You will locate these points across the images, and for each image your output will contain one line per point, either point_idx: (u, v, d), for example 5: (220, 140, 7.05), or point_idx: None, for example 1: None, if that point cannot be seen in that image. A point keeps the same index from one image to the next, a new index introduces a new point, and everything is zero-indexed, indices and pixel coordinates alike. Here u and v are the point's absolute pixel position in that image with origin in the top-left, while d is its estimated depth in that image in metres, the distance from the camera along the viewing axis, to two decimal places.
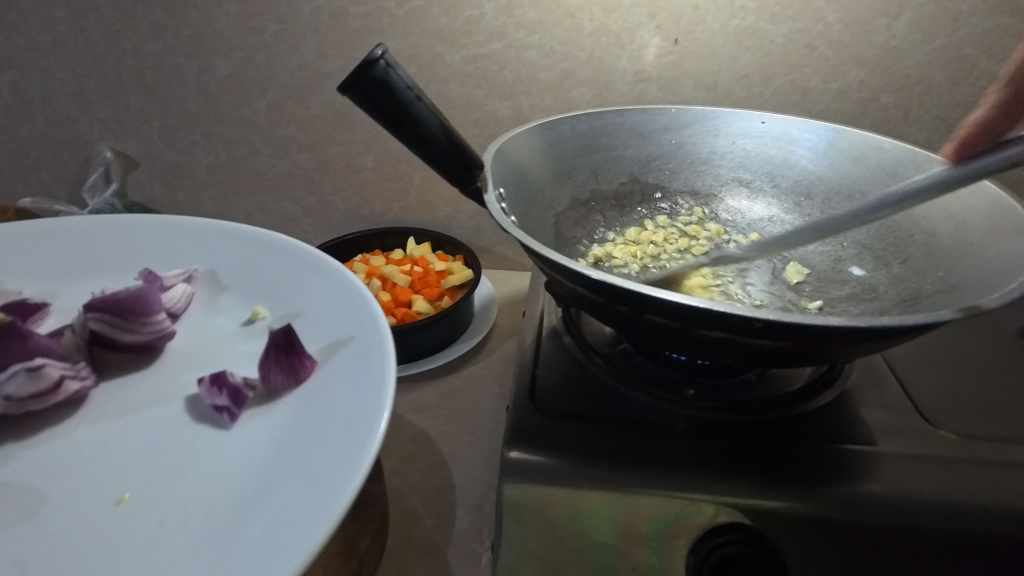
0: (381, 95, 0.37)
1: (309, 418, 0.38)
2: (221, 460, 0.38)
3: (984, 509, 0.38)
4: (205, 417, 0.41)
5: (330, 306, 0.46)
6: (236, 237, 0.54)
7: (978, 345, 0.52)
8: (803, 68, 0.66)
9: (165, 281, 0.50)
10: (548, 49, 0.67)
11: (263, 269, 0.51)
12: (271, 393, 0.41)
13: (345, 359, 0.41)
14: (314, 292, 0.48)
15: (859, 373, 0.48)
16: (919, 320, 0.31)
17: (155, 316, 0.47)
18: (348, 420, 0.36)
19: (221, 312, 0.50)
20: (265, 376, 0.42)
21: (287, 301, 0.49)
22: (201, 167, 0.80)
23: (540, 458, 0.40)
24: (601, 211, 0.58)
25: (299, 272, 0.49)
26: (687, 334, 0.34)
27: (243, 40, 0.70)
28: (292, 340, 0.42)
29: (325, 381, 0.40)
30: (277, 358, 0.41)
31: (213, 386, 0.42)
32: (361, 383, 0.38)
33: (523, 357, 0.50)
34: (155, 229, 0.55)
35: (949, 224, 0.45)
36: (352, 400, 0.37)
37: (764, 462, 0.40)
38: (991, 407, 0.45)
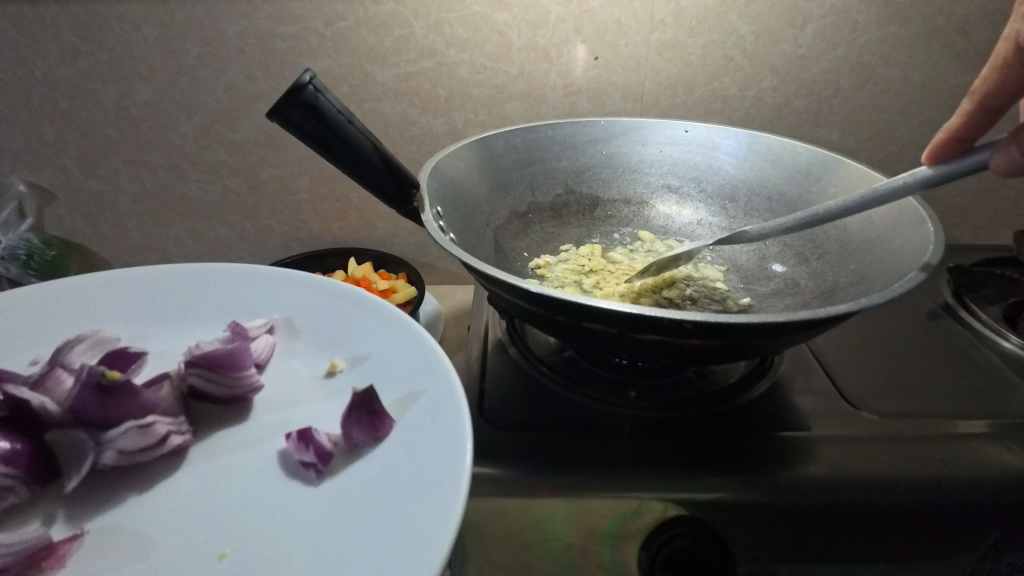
0: (311, 121, 0.37)
1: (388, 475, 0.34)
2: (305, 515, 0.33)
3: (913, 481, 0.40)
4: (290, 473, 0.36)
5: (406, 359, 0.41)
6: (318, 283, 0.48)
7: (895, 332, 0.56)
8: (721, 77, 0.70)
9: (250, 331, 0.45)
10: (478, 65, 0.69)
11: (345, 317, 0.46)
12: (354, 453, 0.36)
13: (423, 416, 0.37)
14: (385, 344, 0.43)
15: (788, 365, 0.51)
16: (833, 312, 0.33)
17: (245, 371, 0.41)
18: (425, 497, 0.32)
19: (299, 359, 0.44)
20: (348, 433, 0.37)
21: (368, 348, 0.43)
22: (125, 196, 0.76)
23: (489, 469, 0.40)
24: (539, 223, 0.59)
25: (372, 323, 0.45)
26: (625, 339, 0.36)
27: (166, 64, 0.68)
28: (375, 400, 0.38)
29: (404, 442, 0.36)
30: (361, 416, 0.37)
31: (299, 442, 0.37)
32: (438, 441, 0.35)
33: (471, 371, 0.50)
34: (240, 275, 0.49)
35: (858, 219, 0.48)
36: (433, 459, 0.34)
37: (717, 455, 0.42)
38: (905, 387, 0.49)
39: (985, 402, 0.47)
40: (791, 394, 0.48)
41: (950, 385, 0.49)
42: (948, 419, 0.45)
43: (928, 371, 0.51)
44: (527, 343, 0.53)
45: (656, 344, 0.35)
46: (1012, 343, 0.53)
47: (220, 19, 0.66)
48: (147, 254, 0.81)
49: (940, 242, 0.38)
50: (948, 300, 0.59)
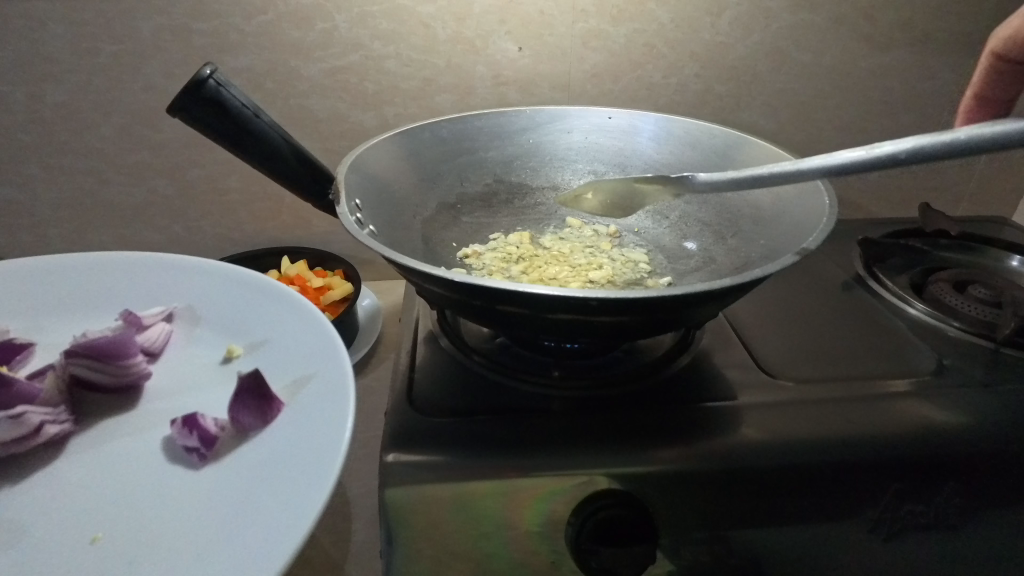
0: (216, 116, 0.36)
1: (271, 451, 0.35)
2: (189, 493, 0.34)
3: (828, 441, 0.43)
4: (174, 458, 0.37)
5: (301, 343, 0.42)
6: (222, 274, 0.48)
7: (810, 303, 0.59)
8: (644, 64, 0.72)
9: (145, 320, 0.45)
10: (405, 58, 0.68)
11: (247, 307, 0.46)
12: (241, 435, 0.37)
13: (309, 397, 0.38)
14: (284, 330, 0.44)
15: (710, 340, 0.53)
16: (728, 283, 0.35)
17: (132, 359, 0.41)
18: (299, 472, 0.33)
19: (198, 347, 0.45)
20: (234, 416, 0.37)
21: (267, 334, 0.44)
22: (43, 203, 0.73)
23: (420, 457, 0.41)
24: (469, 213, 0.59)
25: (270, 309, 0.46)
26: (538, 319, 0.37)
27: (78, 63, 0.65)
28: (263, 383, 0.39)
29: (290, 419, 0.37)
30: (246, 400, 0.38)
31: (184, 427, 0.37)
32: (319, 424, 0.35)
33: (401, 362, 0.50)
34: (143, 265, 0.49)
35: (769, 196, 0.50)
36: (313, 437, 0.35)
37: (639, 427, 0.43)
38: (816, 353, 0.52)
39: (891, 364, 0.50)
40: (716, 368, 0.50)
41: (860, 350, 0.52)
42: (856, 381, 0.48)
43: (840, 338, 0.54)
44: (458, 334, 0.53)
45: (569, 323, 0.36)
46: (919, 309, 0.57)
47: (134, 15, 0.64)
48: None
49: (836, 216, 0.41)
50: (860, 271, 0.63)
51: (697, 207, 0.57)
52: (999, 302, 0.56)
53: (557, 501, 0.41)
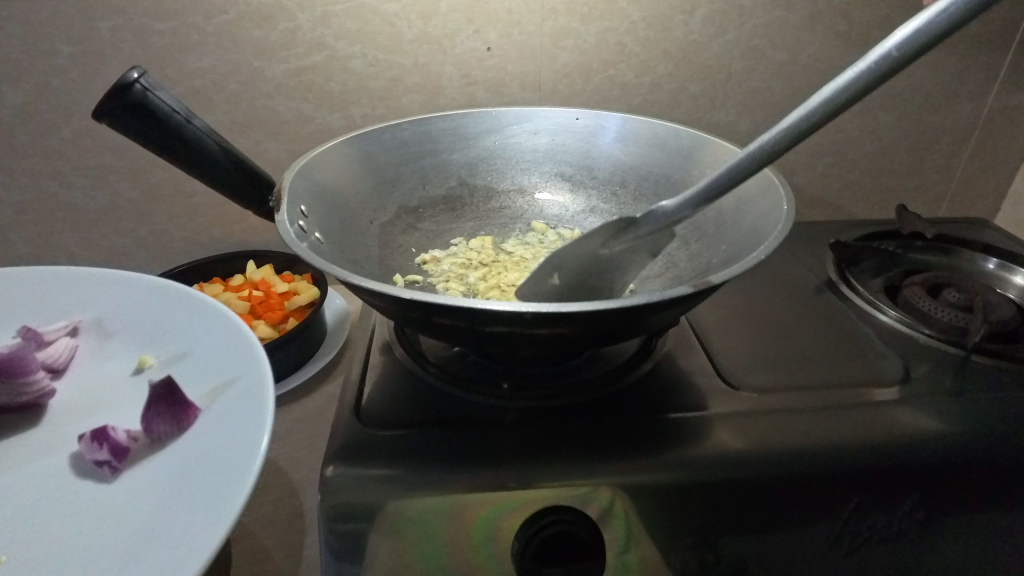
0: (144, 121, 0.35)
1: (186, 462, 0.34)
2: (100, 511, 0.33)
3: (794, 451, 0.42)
4: (82, 473, 0.35)
5: (221, 347, 0.41)
6: (136, 283, 0.47)
7: (779, 307, 0.57)
8: (616, 64, 0.70)
9: (45, 336, 0.44)
10: (371, 58, 0.67)
11: (166, 313, 0.45)
12: (155, 445, 0.36)
13: (227, 402, 0.37)
14: (204, 335, 0.43)
15: (673, 347, 0.52)
16: (666, 298, 0.35)
17: (32, 375, 0.40)
18: (216, 476, 0.33)
19: (108, 358, 0.44)
20: (148, 426, 0.36)
21: (187, 339, 0.43)
22: (4, 206, 0.72)
23: (363, 471, 0.40)
24: (431, 216, 0.58)
25: (189, 313, 0.45)
26: (476, 332, 0.36)
27: (35, 65, 0.64)
28: (175, 389, 0.37)
29: (206, 426, 0.36)
30: (160, 407, 0.36)
31: (93, 441, 0.36)
32: (235, 428, 0.35)
33: (352, 374, 0.49)
34: (51, 280, 0.48)
35: (732, 200, 0.49)
36: (230, 441, 0.34)
37: (591, 439, 0.42)
38: (780, 358, 0.51)
39: (857, 372, 0.49)
40: (678, 376, 0.49)
41: (826, 357, 0.51)
42: (819, 390, 0.47)
43: (807, 342, 0.53)
44: (413, 343, 0.52)
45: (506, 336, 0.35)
46: (890, 316, 0.55)
47: (92, 15, 0.62)
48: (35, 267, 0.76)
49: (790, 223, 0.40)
50: (831, 275, 0.61)
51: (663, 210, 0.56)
52: (971, 305, 0.55)
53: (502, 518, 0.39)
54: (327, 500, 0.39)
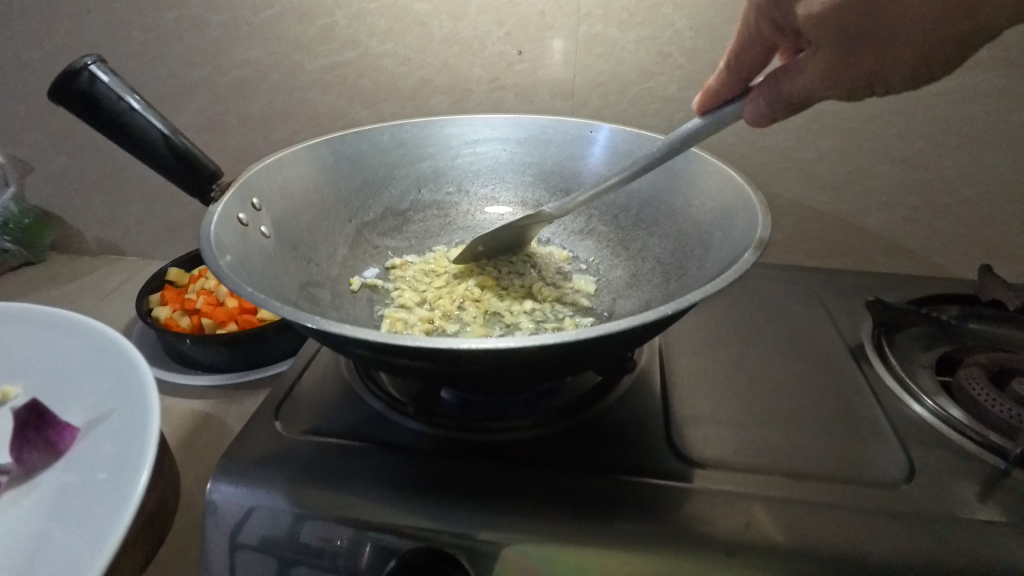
0: (88, 104, 0.37)
1: (75, 487, 0.42)
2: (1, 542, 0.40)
3: (759, 549, 0.34)
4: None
5: (99, 376, 0.49)
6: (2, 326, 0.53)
7: (796, 368, 0.49)
8: (657, 75, 0.65)
9: None
10: (402, 57, 0.67)
11: (45, 347, 0.52)
12: (29, 473, 0.44)
13: (105, 430, 0.44)
14: (83, 363, 0.50)
15: (636, 390, 0.46)
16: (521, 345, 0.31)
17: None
18: (114, 484, 0.40)
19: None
20: (19, 457, 0.44)
21: (67, 368, 0.50)
22: (90, 172, 0.81)
23: (270, 472, 0.39)
24: (420, 220, 0.58)
25: (64, 344, 0.51)
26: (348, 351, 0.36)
27: (114, 50, 0.71)
28: (37, 422, 0.45)
29: (86, 451, 0.44)
30: (30, 440, 0.44)
31: None
32: (122, 445, 0.43)
33: (291, 371, 0.50)
34: None
35: (718, 239, 0.42)
36: (121, 456, 0.42)
37: (534, 490, 0.38)
38: (765, 427, 0.43)
39: (852, 462, 0.40)
40: (626, 425, 0.43)
41: (820, 438, 0.42)
42: (824, 483, 0.38)
43: (824, 417, 0.44)
44: None
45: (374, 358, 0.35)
46: (925, 408, 0.44)
47: (160, 6, 0.68)
48: (113, 229, 0.86)
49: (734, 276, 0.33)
50: (864, 342, 0.51)
51: (658, 241, 0.49)
52: None
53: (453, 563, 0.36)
54: (271, 500, 0.38)
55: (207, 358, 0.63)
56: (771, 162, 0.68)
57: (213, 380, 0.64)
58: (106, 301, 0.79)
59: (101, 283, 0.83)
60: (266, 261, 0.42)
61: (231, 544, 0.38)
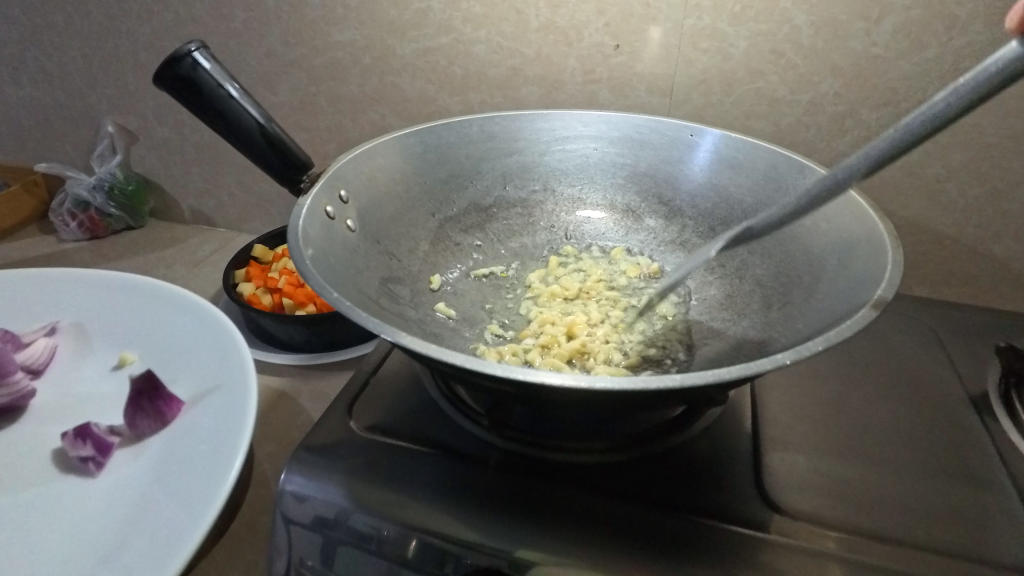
0: (188, 89, 0.38)
1: (176, 456, 0.42)
2: (103, 493, 0.41)
3: None
4: (70, 469, 0.43)
5: (206, 352, 0.49)
6: (120, 285, 0.55)
7: (904, 413, 0.44)
8: (768, 75, 0.59)
9: (24, 339, 0.52)
10: (495, 45, 0.65)
11: (155, 313, 0.53)
12: (137, 439, 0.45)
13: (210, 407, 0.45)
14: (191, 333, 0.51)
15: (724, 422, 0.43)
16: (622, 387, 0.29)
17: (11, 376, 0.48)
18: (211, 464, 0.40)
19: (86, 358, 0.52)
20: (131, 422, 0.45)
21: (176, 339, 0.52)
22: (189, 145, 0.84)
23: (341, 466, 0.40)
24: (504, 218, 0.56)
25: (175, 315, 0.53)
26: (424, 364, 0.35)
27: (218, 28, 0.73)
28: (149, 389, 0.46)
29: (190, 422, 0.44)
30: (143, 406, 0.45)
31: (77, 440, 0.44)
32: (227, 423, 0.43)
33: (370, 362, 0.50)
34: (35, 278, 0.57)
35: (834, 264, 0.39)
36: (224, 435, 0.42)
37: (626, 528, 0.36)
38: (867, 479, 0.39)
39: (932, 530, 0.36)
40: (715, 459, 0.40)
41: (897, 485, 0.39)
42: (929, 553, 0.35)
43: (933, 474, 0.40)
44: None
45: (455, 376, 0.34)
46: None
47: None
48: (206, 200, 0.89)
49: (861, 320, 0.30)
50: (990, 392, 0.46)
51: (760, 260, 0.46)
52: None
53: (487, 564, 0.36)
54: (341, 495, 0.38)
55: (287, 336, 0.64)
56: (889, 175, 0.61)
57: (290, 357, 0.64)
58: (196, 270, 0.83)
59: (193, 252, 0.86)
60: (350, 255, 0.41)
61: (306, 538, 0.39)
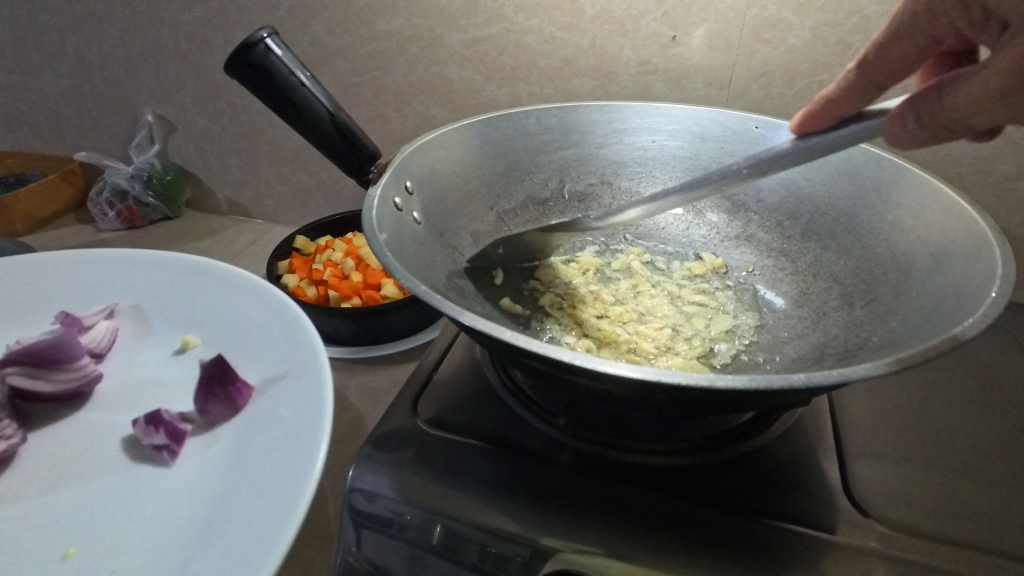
0: (262, 79, 0.37)
1: (248, 444, 0.40)
2: (174, 481, 0.39)
3: None
4: (144, 457, 0.41)
5: (275, 336, 0.48)
6: (183, 268, 0.54)
7: (983, 424, 0.43)
8: (832, 67, 0.57)
9: (86, 321, 0.51)
10: (547, 35, 0.63)
11: (221, 298, 0.52)
12: (210, 425, 0.43)
13: (282, 394, 0.43)
14: (259, 320, 0.49)
15: (799, 428, 0.41)
16: (737, 386, 0.27)
17: (78, 361, 0.47)
18: (288, 452, 0.38)
19: (152, 342, 0.51)
20: (203, 407, 0.43)
21: (241, 326, 0.50)
22: (228, 135, 0.84)
23: (406, 462, 0.39)
24: (560, 212, 0.55)
25: (238, 300, 0.51)
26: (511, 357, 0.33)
27: (263, 16, 0.72)
28: (221, 373, 0.44)
29: (263, 410, 0.42)
30: (215, 391, 0.44)
31: (150, 425, 0.42)
32: (302, 410, 0.41)
33: (429, 359, 0.49)
34: (94, 259, 0.55)
35: (926, 263, 0.37)
36: (301, 422, 0.40)
37: (702, 530, 0.34)
38: (955, 487, 0.38)
39: (1001, 538, 0.35)
40: (793, 465, 0.38)
41: (964, 490, 0.38)
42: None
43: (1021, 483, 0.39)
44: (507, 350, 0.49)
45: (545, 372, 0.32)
46: None
47: None
48: (243, 190, 0.88)
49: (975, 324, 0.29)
50: None
51: (834, 257, 0.45)
52: None
53: (521, 553, 0.35)
54: (405, 492, 0.37)
55: (332, 329, 0.63)
56: (955, 171, 0.59)
57: (335, 351, 0.63)
58: (235, 261, 0.82)
59: (231, 242, 0.86)
60: (419, 247, 0.40)
61: (367, 536, 0.38)
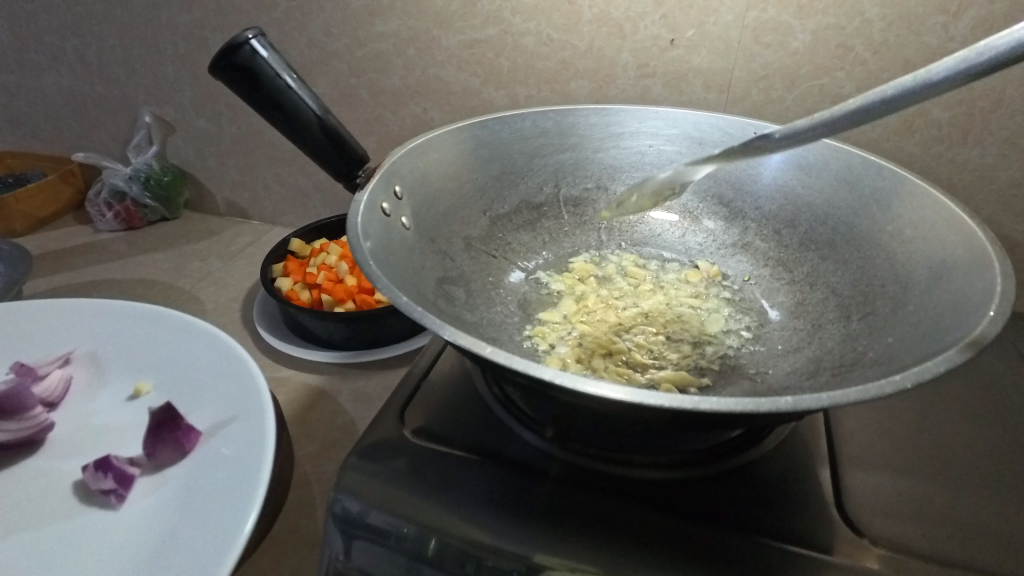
0: (248, 80, 0.36)
1: (193, 489, 0.40)
2: (118, 530, 0.39)
3: None
4: (93, 502, 0.41)
5: (224, 375, 0.47)
6: (133, 312, 0.53)
7: (983, 438, 0.42)
8: (834, 70, 0.56)
9: (39, 370, 0.50)
10: (545, 37, 0.62)
11: (171, 341, 0.51)
12: (156, 471, 0.42)
13: (228, 437, 0.42)
14: (208, 360, 0.48)
15: (795, 440, 0.41)
16: (723, 408, 0.26)
17: (32, 411, 0.46)
18: (229, 498, 0.38)
19: (104, 386, 0.50)
20: (150, 453, 0.43)
21: (191, 367, 0.49)
22: (226, 137, 0.83)
23: (392, 472, 0.38)
24: (555, 217, 0.54)
25: (189, 341, 0.50)
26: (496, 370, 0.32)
27: (260, 17, 0.71)
28: (167, 419, 0.44)
29: (209, 453, 0.42)
30: (161, 438, 0.43)
31: (98, 471, 0.42)
32: (245, 455, 0.40)
33: (420, 366, 0.48)
34: (45, 304, 0.54)
35: (925, 275, 0.36)
36: (242, 468, 0.39)
37: (691, 545, 0.34)
38: (953, 502, 0.37)
39: (1001, 557, 0.34)
40: (788, 480, 0.38)
41: (962, 506, 0.37)
42: None
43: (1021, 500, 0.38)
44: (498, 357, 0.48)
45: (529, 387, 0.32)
46: None
47: None
48: (241, 192, 0.88)
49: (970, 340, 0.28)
50: None
51: (832, 266, 0.44)
52: None
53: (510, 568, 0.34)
54: (391, 503, 0.37)
55: (326, 333, 0.62)
56: (959, 177, 0.58)
57: (329, 355, 0.62)
58: (231, 263, 0.82)
59: (228, 244, 0.85)
60: (407, 254, 0.39)
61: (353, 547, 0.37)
